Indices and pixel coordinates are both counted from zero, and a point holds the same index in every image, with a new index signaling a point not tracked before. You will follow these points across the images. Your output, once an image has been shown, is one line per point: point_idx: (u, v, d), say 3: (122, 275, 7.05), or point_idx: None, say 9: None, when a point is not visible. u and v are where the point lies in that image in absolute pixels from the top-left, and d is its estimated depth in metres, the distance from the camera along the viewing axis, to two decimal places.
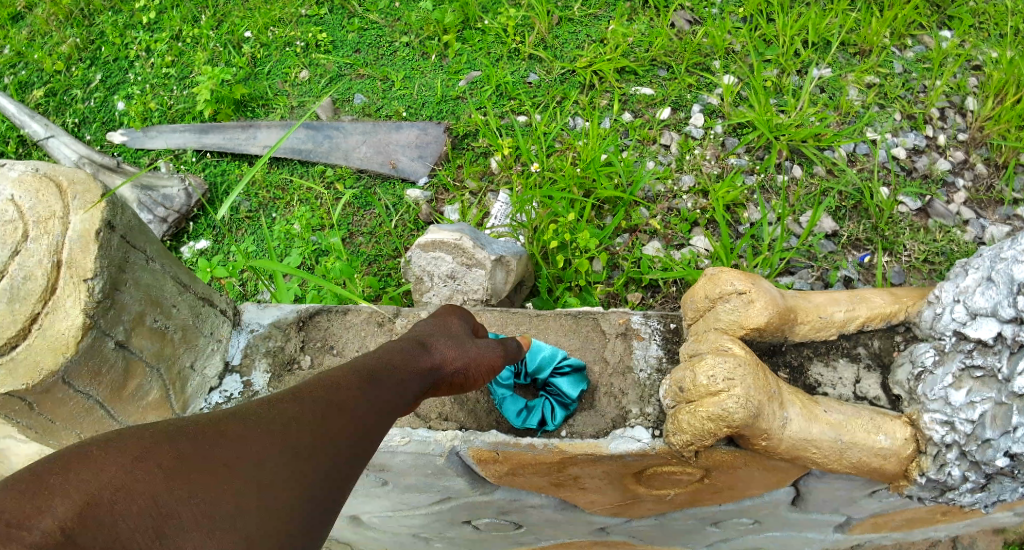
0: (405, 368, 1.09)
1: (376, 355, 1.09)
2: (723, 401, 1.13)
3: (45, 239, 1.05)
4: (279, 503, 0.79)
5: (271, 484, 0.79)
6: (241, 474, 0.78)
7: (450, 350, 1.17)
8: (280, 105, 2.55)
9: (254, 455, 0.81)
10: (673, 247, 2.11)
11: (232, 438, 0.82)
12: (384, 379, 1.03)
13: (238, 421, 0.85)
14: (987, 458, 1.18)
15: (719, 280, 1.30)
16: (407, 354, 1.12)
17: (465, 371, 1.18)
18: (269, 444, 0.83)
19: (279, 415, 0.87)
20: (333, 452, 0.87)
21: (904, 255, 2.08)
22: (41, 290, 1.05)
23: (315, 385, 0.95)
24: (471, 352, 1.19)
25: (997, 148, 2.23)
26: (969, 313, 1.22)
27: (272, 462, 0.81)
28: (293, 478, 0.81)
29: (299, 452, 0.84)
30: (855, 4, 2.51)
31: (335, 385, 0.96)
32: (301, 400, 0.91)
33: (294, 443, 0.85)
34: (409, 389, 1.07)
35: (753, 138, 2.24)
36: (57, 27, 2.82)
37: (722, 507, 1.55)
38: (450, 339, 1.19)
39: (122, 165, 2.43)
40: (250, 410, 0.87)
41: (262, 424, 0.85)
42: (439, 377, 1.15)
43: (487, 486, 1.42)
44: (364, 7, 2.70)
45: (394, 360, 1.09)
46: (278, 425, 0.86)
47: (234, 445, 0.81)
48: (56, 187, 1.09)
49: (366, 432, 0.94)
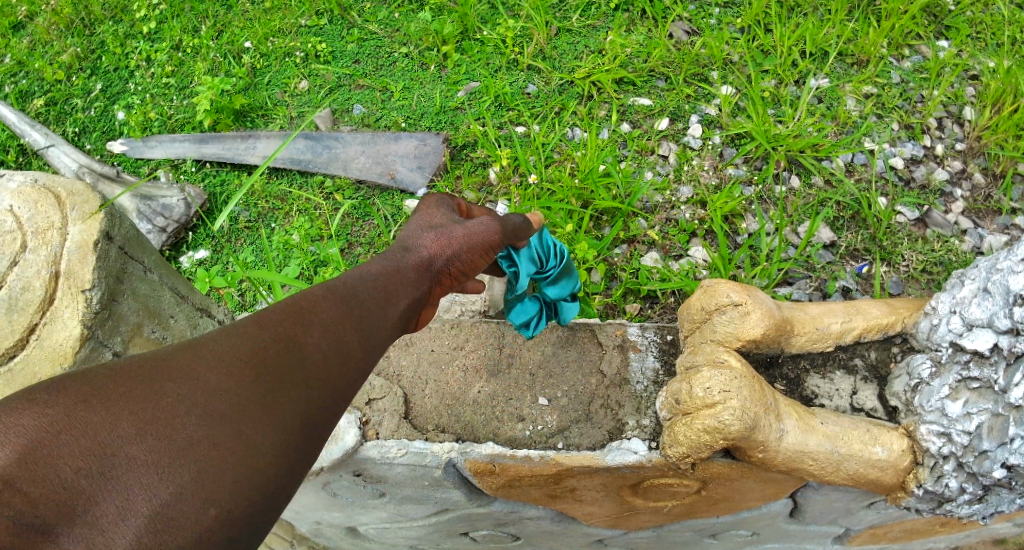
0: (386, 304, 1.09)
1: (357, 283, 1.09)
2: (719, 414, 1.13)
3: (43, 249, 1.20)
4: (254, 474, 0.82)
5: (241, 451, 0.82)
6: (210, 438, 0.81)
7: (438, 239, 1.19)
8: (279, 115, 2.56)
9: (227, 415, 0.83)
10: (672, 258, 2.11)
11: (204, 394, 0.83)
12: (375, 335, 1.06)
13: (212, 372, 0.86)
14: (985, 469, 1.17)
15: (715, 292, 1.30)
16: (398, 279, 1.13)
17: (458, 257, 1.20)
18: (243, 404, 0.85)
19: (257, 370, 0.89)
20: (310, 418, 0.91)
21: (903, 266, 2.08)
22: (39, 300, 1.18)
23: (297, 335, 0.96)
24: (457, 234, 1.20)
25: (994, 158, 2.23)
26: (965, 324, 1.23)
27: (251, 429, 0.84)
28: (275, 451, 0.85)
29: (285, 424, 0.87)
30: (852, 15, 2.52)
31: (318, 337, 0.98)
32: (281, 351, 0.93)
33: (269, 407, 0.87)
34: (391, 324, 1.09)
35: (751, 148, 2.24)
36: (58, 37, 2.84)
37: (720, 519, 1.55)
38: (435, 230, 1.21)
39: (121, 175, 2.42)
40: (226, 358, 0.88)
41: (237, 381, 0.87)
42: (434, 270, 1.18)
43: (483, 498, 1.42)
44: (364, 18, 2.71)
45: (375, 292, 1.09)
46: (254, 384, 0.88)
47: (206, 404, 0.83)
48: (54, 199, 1.25)
49: (344, 390, 0.97)
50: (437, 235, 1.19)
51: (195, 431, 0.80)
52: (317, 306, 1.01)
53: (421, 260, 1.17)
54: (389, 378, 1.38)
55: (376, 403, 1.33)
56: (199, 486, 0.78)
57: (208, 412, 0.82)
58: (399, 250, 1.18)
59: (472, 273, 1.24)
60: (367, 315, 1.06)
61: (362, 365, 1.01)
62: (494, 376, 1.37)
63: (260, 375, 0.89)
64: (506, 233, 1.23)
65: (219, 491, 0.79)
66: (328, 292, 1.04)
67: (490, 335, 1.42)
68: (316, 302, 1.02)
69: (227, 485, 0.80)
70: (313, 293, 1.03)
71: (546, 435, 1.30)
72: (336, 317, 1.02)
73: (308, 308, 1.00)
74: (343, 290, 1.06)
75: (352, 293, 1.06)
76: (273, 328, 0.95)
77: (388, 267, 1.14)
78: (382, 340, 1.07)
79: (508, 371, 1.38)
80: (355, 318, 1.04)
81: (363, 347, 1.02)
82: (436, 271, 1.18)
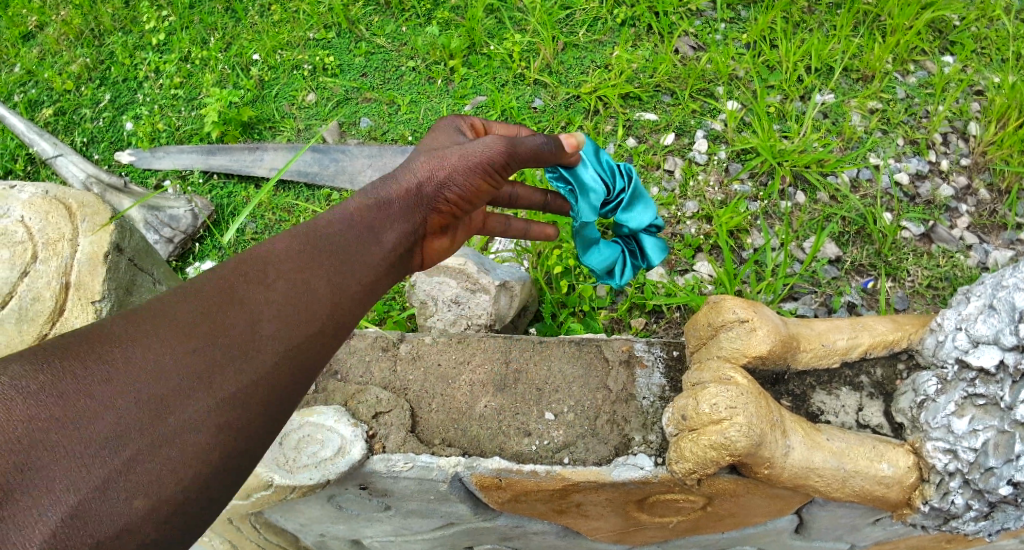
0: (360, 263, 1.01)
1: (328, 235, 1.00)
2: (726, 430, 1.14)
3: (54, 260, 1.34)
4: (189, 462, 0.78)
5: (171, 440, 0.77)
6: (133, 426, 0.76)
7: (430, 164, 1.14)
8: (287, 128, 2.58)
9: (162, 394, 0.79)
10: (677, 273, 2.12)
11: (132, 375, 0.78)
12: (354, 288, 0.99)
13: (144, 349, 0.80)
14: (991, 486, 1.17)
15: (722, 308, 1.31)
16: (381, 217, 1.08)
17: (453, 180, 1.14)
18: (182, 382, 0.80)
19: (198, 345, 0.83)
20: (262, 397, 0.85)
21: (908, 281, 2.09)
22: (49, 309, 1.30)
23: (253, 301, 0.89)
24: (452, 157, 1.14)
25: (999, 173, 2.24)
26: (971, 341, 1.23)
27: (187, 412, 0.79)
28: (214, 437, 0.80)
29: (229, 405, 0.82)
30: (857, 31, 2.54)
31: (275, 303, 0.90)
32: (229, 322, 0.86)
33: (208, 387, 0.81)
34: (373, 272, 1.03)
35: (756, 164, 2.26)
36: (67, 47, 2.86)
37: (725, 535, 1.55)
38: (429, 154, 1.16)
39: (129, 185, 2.43)
40: (164, 333, 0.82)
41: (173, 359, 0.81)
42: (425, 195, 1.13)
43: (489, 512, 1.42)
44: (371, 31, 2.74)
45: (348, 247, 1.01)
46: (193, 363, 0.82)
47: (133, 388, 0.78)
48: (65, 210, 1.40)
49: (310, 358, 0.91)
50: (431, 158, 1.15)
51: (117, 419, 0.75)
52: (278, 266, 0.93)
53: (409, 187, 1.12)
54: (396, 392, 1.39)
55: (383, 417, 1.33)
56: (119, 480, 0.74)
57: (134, 397, 0.77)
58: (389, 180, 1.13)
59: (475, 201, 1.19)
60: (336, 273, 0.97)
61: (331, 333, 0.94)
62: (501, 391, 1.38)
63: (200, 350, 0.83)
64: (512, 153, 1.16)
65: (143, 484, 0.75)
66: (293, 247, 0.96)
67: (497, 350, 1.43)
68: (277, 261, 0.94)
69: (153, 477, 0.75)
70: (275, 249, 0.95)
71: (552, 450, 1.31)
72: (299, 279, 0.94)
73: (267, 268, 0.93)
74: (310, 244, 0.97)
75: (321, 246, 0.98)
76: (223, 292, 0.88)
77: (368, 212, 1.07)
78: (357, 304, 0.99)
79: (515, 386, 1.38)
80: (322, 280, 0.95)
81: (332, 314, 0.95)
82: (429, 199, 1.14)
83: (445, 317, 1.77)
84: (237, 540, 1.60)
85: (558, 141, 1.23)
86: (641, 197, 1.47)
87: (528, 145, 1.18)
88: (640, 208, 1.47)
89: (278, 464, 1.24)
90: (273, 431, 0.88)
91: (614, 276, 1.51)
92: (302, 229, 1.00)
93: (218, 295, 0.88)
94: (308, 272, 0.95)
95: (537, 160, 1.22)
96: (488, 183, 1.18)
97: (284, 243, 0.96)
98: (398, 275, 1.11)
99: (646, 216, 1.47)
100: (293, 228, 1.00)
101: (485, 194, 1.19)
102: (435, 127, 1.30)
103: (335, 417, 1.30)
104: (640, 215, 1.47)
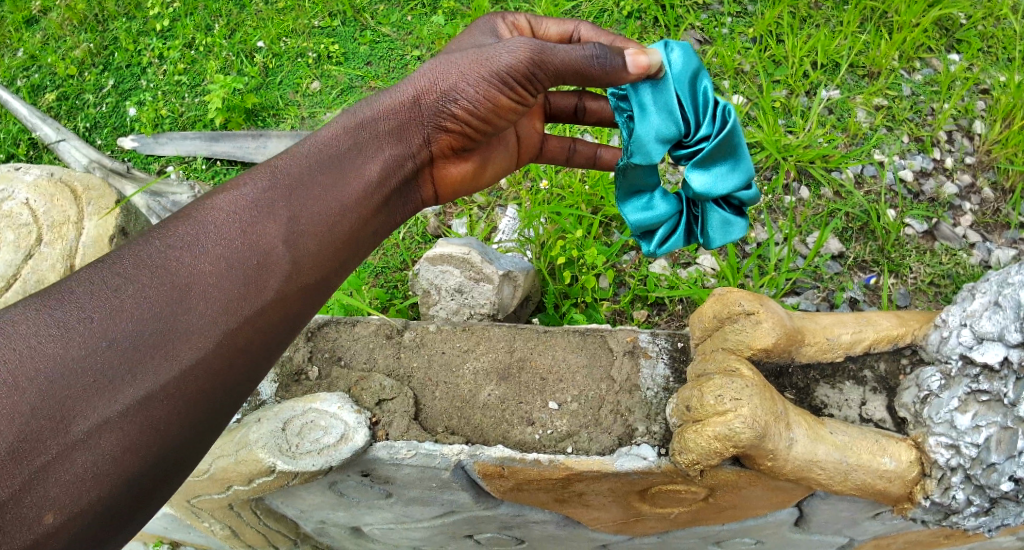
0: (326, 210, 0.99)
1: (286, 178, 0.98)
2: (730, 421, 1.13)
3: (59, 243, 1.38)
4: (111, 465, 0.76)
5: (89, 444, 0.75)
6: (43, 430, 0.73)
7: (434, 75, 1.12)
8: (291, 115, 2.57)
9: (81, 394, 0.75)
10: (680, 266, 2.11)
11: (40, 373, 0.74)
12: (313, 250, 0.95)
13: (55, 342, 0.76)
14: (992, 482, 1.18)
15: (728, 301, 1.31)
16: (356, 155, 1.07)
17: (463, 91, 1.11)
18: (105, 377, 0.77)
19: (120, 331, 0.79)
20: (199, 385, 0.82)
21: (910, 278, 2.08)
22: None
23: (188, 272, 0.85)
24: (463, 64, 1.11)
25: (1004, 172, 2.24)
26: (975, 338, 1.23)
27: (109, 412, 0.76)
28: (141, 435, 0.78)
29: (159, 398, 0.79)
30: (864, 27, 2.54)
31: (215, 273, 0.87)
32: (155, 300, 0.82)
33: (131, 379, 0.78)
34: (338, 227, 0.99)
35: (761, 158, 2.26)
36: (71, 32, 2.84)
37: (726, 527, 1.55)
38: (440, 60, 1.14)
39: (131, 171, 2.41)
40: (80, 318, 0.78)
41: (89, 350, 0.77)
42: (426, 110, 1.13)
43: (490, 501, 1.43)
44: (377, 20, 2.72)
45: (311, 190, 0.99)
46: (112, 353, 0.78)
47: (42, 387, 0.74)
48: (71, 193, 1.45)
49: (258, 333, 0.88)
50: (440, 67, 1.12)
51: (23, 422, 0.72)
52: (218, 226, 0.90)
53: (407, 98, 1.12)
54: (399, 380, 1.38)
55: (386, 404, 1.33)
56: (33, 490, 0.72)
57: (43, 397, 0.73)
58: (387, 96, 1.13)
59: (489, 117, 1.14)
60: (294, 228, 0.94)
61: (284, 301, 0.91)
62: (504, 379, 1.38)
63: (121, 337, 0.79)
64: (539, 60, 1.08)
65: (61, 491, 0.73)
66: (240, 200, 0.93)
67: (501, 339, 1.43)
68: (217, 223, 0.90)
69: (72, 484, 0.74)
70: (221, 202, 0.92)
71: (555, 439, 1.31)
72: (244, 240, 0.90)
73: (206, 229, 0.89)
74: (260, 195, 0.95)
75: (274, 195, 0.95)
76: (154, 263, 0.84)
77: (345, 139, 1.07)
78: (320, 264, 0.96)
79: (519, 375, 1.38)
80: (274, 239, 0.92)
81: (286, 279, 0.92)
82: (433, 114, 1.13)
83: (448, 306, 1.77)
84: (238, 527, 1.55)
85: (622, 59, 1.10)
86: (729, 159, 1.22)
87: (561, 55, 1.07)
88: (723, 170, 1.22)
89: (281, 450, 1.24)
90: (220, 413, 0.86)
91: (653, 239, 1.32)
92: (255, 176, 0.97)
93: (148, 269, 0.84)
94: (255, 231, 0.91)
95: (578, 79, 1.10)
96: (509, 99, 1.12)
97: (231, 194, 0.94)
98: (389, 211, 1.12)
99: (723, 182, 1.21)
100: (246, 174, 0.98)
101: (503, 112, 1.14)
102: (469, 33, 1.27)
103: (339, 403, 1.29)
104: (717, 175, 1.21)
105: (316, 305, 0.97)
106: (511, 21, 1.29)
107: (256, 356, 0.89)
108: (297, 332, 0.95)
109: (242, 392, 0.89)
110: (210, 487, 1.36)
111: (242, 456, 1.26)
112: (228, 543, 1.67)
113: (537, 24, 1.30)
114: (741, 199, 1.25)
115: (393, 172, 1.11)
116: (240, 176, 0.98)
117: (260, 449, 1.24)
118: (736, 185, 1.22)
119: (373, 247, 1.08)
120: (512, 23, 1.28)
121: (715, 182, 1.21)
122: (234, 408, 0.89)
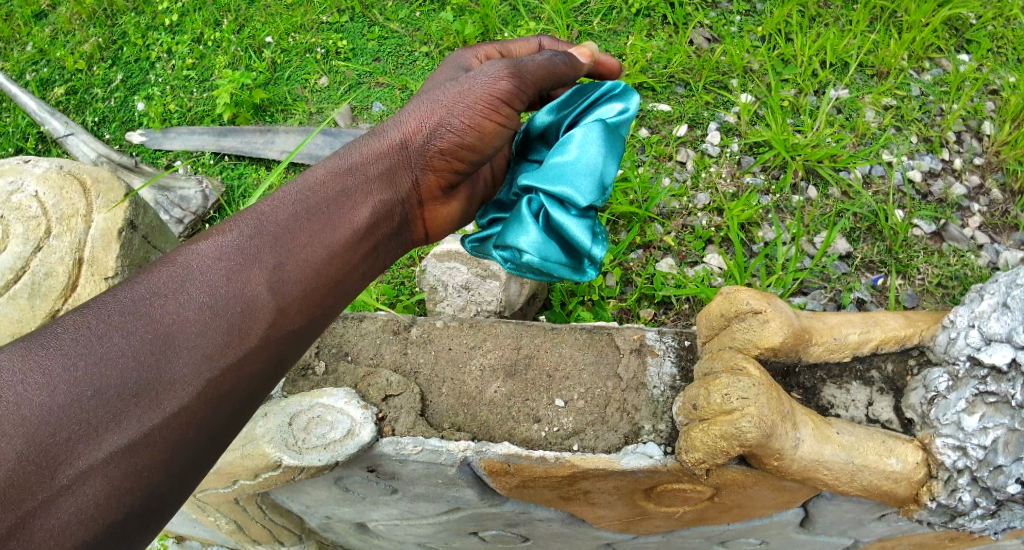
0: (312, 256, 0.97)
1: (272, 226, 0.96)
2: (737, 420, 1.13)
3: (67, 236, 1.39)
4: (95, 515, 0.75)
5: (73, 491, 0.74)
6: (29, 477, 0.72)
7: (421, 115, 1.10)
8: (299, 111, 2.58)
9: (66, 445, 0.74)
10: (687, 264, 2.13)
11: (26, 421, 0.73)
12: (297, 293, 0.94)
13: (42, 390, 0.75)
14: (999, 484, 1.18)
15: (736, 299, 1.30)
16: (342, 196, 1.05)
17: (450, 124, 1.09)
18: (88, 427, 0.76)
19: (105, 380, 0.78)
20: (182, 433, 0.81)
21: (918, 279, 2.08)
22: (61, 285, 1.36)
23: (173, 320, 0.84)
24: (447, 96, 1.10)
25: (1013, 173, 2.23)
26: (983, 338, 1.22)
27: (91, 462, 0.75)
28: (121, 485, 0.77)
29: (139, 449, 0.78)
30: (874, 26, 2.53)
31: (199, 320, 0.85)
32: (139, 347, 0.80)
33: (115, 427, 0.77)
34: (323, 269, 0.98)
35: (769, 157, 2.25)
36: (79, 26, 2.85)
37: (731, 526, 1.55)
38: (421, 100, 1.13)
39: (140, 165, 2.44)
40: (65, 367, 0.77)
41: (74, 399, 0.76)
42: (411, 153, 1.11)
43: (497, 498, 1.43)
44: (386, 16, 2.72)
45: (298, 235, 0.97)
46: (97, 402, 0.77)
47: (28, 433, 0.73)
48: (81, 186, 1.44)
49: (241, 380, 0.87)
50: (425, 106, 1.11)
51: (8, 470, 0.71)
52: (202, 273, 0.89)
53: (393, 140, 1.10)
54: (406, 375, 1.39)
55: (393, 400, 1.34)
56: (18, 535, 0.71)
57: (29, 445, 0.72)
58: (374, 140, 1.11)
59: (477, 148, 1.12)
60: (280, 274, 0.93)
61: (269, 346, 0.90)
62: (512, 376, 1.38)
63: (106, 386, 0.77)
64: (518, 75, 1.09)
65: (45, 537, 0.72)
66: (223, 247, 0.92)
67: (507, 335, 1.42)
68: (203, 267, 0.89)
69: (57, 530, 0.73)
70: (205, 248, 0.91)
71: (561, 437, 1.31)
72: (229, 287, 0.89)
73: (190, 277, 0.88)
74: (245, 241, 0.93)
75: (259, 242, 0.94)
76: (138, 307, 0.83)
77: (333, 185, 1.05)
78: (307, 308, 0.95)
79: (525, 372, 1.38)
80: (260, 285, 0.91)
81: (271, 325, 0.90)
82: (420, 155, 1.11)
83: (454, 302, 1.77)
84: (243, 522, 1.55)
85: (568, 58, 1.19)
86: (584, 175, 1.12)
87: (534, 67, 1.11)
88: (575, 178, 1.12)
89: (288, 445, 1.25)
90: (201, 458, 0.85)
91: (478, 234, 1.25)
92: (240, 221, 0.96)
93: (133, 309, 0.83)
94: (241, 277, 0.90)
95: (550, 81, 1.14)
96: (494, 121, 1.09)
97: (215, 240, 0.92)
98: (376, 258, 1.09)
99: (562, 177, 1.12)
100: (232, 220, 0.96)
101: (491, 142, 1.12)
102: (443, 70, 1.25)
103: (346, 398, 1.29)
104: (562, 174, 1.13)
105: (302, 348, 0.96)
106: (481, 53, 1.27)
107: (238, 400, 0.88)
108: (284, 373, 0.94)
109: (226, 438, 0.89)
110: (217, 481, 1.37)
111: (249, 451, 1.26)
112: (234, 538, 1.68)
113: (507, 50, 1.29)
114: (567, 216, 1.12)
115: (382, 218, 1.09)
116: (227, 220, 0.96)
117: (267, 443, 1.25)
118: (571, 196, 1.11)
119: (360, 291, 1.06)
120: (484, 58, 1.27)
121: (562, 179, 1.12)
122: (216, 453, 0.88)
